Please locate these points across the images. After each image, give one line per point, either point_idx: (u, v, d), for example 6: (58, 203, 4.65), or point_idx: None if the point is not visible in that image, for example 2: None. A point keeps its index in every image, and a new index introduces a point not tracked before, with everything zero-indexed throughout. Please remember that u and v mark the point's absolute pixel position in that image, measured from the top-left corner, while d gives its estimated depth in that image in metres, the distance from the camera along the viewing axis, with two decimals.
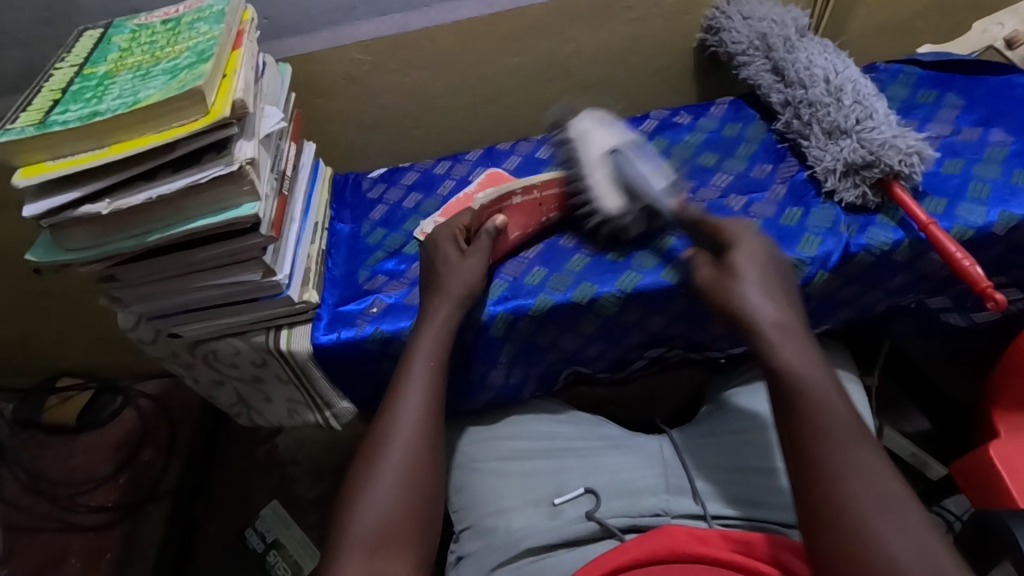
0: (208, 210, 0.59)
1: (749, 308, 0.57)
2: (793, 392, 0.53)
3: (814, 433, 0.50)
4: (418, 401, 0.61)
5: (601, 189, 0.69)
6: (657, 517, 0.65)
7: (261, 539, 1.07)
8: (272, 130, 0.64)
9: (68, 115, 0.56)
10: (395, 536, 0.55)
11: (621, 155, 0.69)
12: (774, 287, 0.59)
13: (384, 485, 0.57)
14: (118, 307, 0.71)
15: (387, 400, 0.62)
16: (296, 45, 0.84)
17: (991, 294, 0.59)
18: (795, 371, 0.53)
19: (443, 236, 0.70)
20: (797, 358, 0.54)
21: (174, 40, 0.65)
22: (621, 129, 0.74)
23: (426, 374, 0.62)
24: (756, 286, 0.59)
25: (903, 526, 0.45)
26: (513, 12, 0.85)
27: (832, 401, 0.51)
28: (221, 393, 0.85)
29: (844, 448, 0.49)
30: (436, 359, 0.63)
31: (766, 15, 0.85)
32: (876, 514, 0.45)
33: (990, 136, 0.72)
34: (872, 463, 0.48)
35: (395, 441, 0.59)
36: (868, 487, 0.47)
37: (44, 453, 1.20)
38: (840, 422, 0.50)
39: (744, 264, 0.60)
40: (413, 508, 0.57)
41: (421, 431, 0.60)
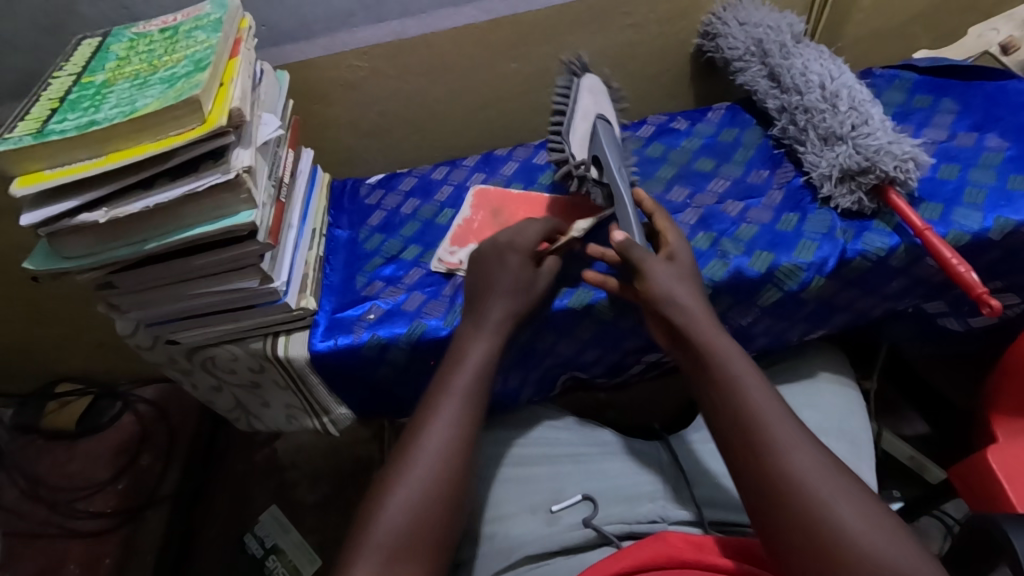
0: (206, 218, 0.60)
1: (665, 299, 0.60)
2: (716, 375, 0.56)
3: (762, 445, 0.52)
4: (460, 404, 0.60)
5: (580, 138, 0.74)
6: (653, 523, 0.65)
7: (260, 544, 1.07)
8: (269, 138, 0.64)
9: (67, 124, 0.57)
10: (417, 541, 0.53)
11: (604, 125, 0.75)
12: (685, 275, 0.62)
13: (411, 487, 0.55)
14: (116, 314, 0.71)
15: (426, 401, 0.61)
16: (294, 52, 0.84)
17: (986, 301, 0.59)
18: (738, 383, 0.55)
19: (517, 247, 0.67)
20: (742, 370, 0.56)
21: (172, 49, 0.65)
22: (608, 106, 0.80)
23: (471, 376, 0.61)
24: (671, 273, 0.62)
25: (864, 515, 0.48)
26: (510, 18, 0.85)
27: (774, 408, 0.53)
28: (219, 399, 0.85)
29: (795, 453, 0.51)
30: (484, 363, 0.62)
31: (763, 21, 0.86)
32: (839, 509, 0.48)
33: (986, 141, 0.72)
34: (792, 432, 0.52)
35: (431, 441, 0.58)
36: (826, 484, 0.49)
37: (43, 459, 1.20)
38: (782, 428, 0.52)
39: (680, 278, 0.62)
40: (439, 513, 0.55)
41: (460, 435, 0.58)
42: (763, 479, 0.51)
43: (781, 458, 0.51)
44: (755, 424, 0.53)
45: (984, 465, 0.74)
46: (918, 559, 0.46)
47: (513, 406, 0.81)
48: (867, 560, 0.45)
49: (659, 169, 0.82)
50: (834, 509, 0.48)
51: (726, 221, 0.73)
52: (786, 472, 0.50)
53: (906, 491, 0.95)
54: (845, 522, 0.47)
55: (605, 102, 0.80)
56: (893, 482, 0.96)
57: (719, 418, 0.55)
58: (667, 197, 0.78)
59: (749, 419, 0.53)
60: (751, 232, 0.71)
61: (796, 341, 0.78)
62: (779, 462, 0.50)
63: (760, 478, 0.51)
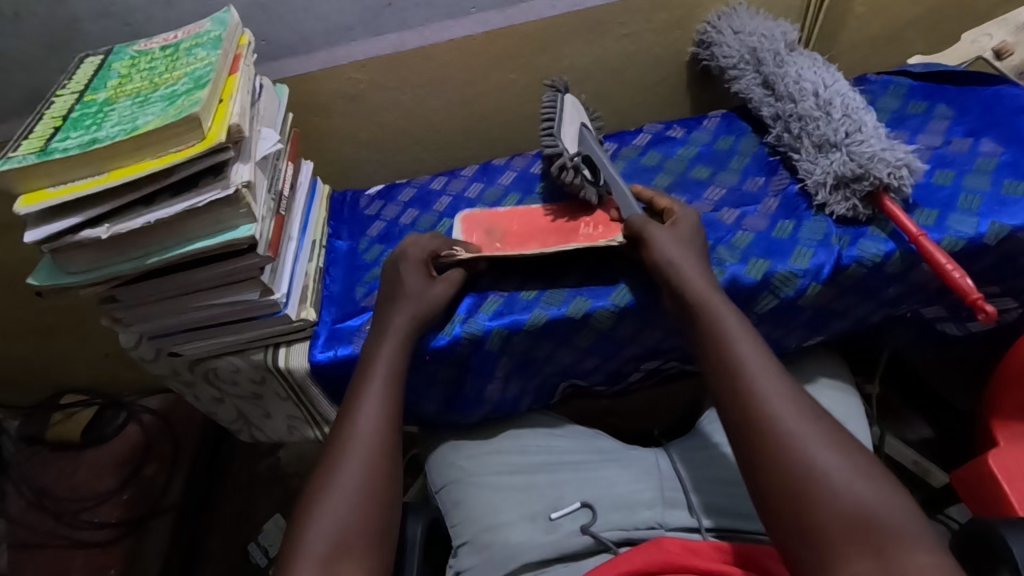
0: (207, 232, 0.60)
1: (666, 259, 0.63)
2: (711, 330, 0.57)
3: (749, 393, 0.52)
4: (377, 403, 0.61)
5: (568, 136, 0.77)
6: (650, 530, 0.66)
7: (264, 554, 1.08)
8: (269, 152, 0.65)
9: (69, 142, 0.58)
10: (354, 541, 0.53)
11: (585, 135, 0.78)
12: (689, 241, 0.65)
13: (342, 487, 0.56)
14: (119, 327, 0.72)
15: (342, 412, 0.62)
16: (293, 66, 0.85)
17: (981, 306, 0.59)
18: (730, 336, 0.56)
19: (410, 258, 0.69)
20: (729, 322, 0.57)
21: (172, 66, 0.66)
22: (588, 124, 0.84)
23: (385, 376, 0.62)
24: (674, 238, 0.65)
25: (844, 459, 0.48)
26: (506, 30, 0.86)
27: (762, 361, 0.54)
28: (222, 410, 0.86)
29: (781, 400, 0.52)
30: (391, 364, 0.63)
31: (757, 29, 0.86)
32: (820, 453, 0.48)
33: (980, 146, 0.72)
34: (782, 383, 0.53)
35: (351, 446, 0.58)
36: (809, 429, 0.50)
37: (49, 470, 1.20)
38: (770, 378, 0.53)
39: (681, 243, 0.64)
40: (375, 512, 0.56)
41: (382, 438, 0.59)
42: (749, 426, 0.51)
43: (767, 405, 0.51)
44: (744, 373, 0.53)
45: (984, 469, 0.74)
46: (896, 502, 0.46)
47: (513, 415, 0.82)
48: (843, 499, 0.46)
49: (656, 178, 0.82)
50: (814, 452, 0.48)
51: (722, 229, 0.73)
52: (770, 416, 0.51)
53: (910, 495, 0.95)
54: (824, 464, 0.48)
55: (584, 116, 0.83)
56: None
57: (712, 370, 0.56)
58: None
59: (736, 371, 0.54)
60: (747, 239, 0.71)
61: (794, 347, 0.78)
62: (766, 408, 0.51)
63: (747, 423, 0.51)
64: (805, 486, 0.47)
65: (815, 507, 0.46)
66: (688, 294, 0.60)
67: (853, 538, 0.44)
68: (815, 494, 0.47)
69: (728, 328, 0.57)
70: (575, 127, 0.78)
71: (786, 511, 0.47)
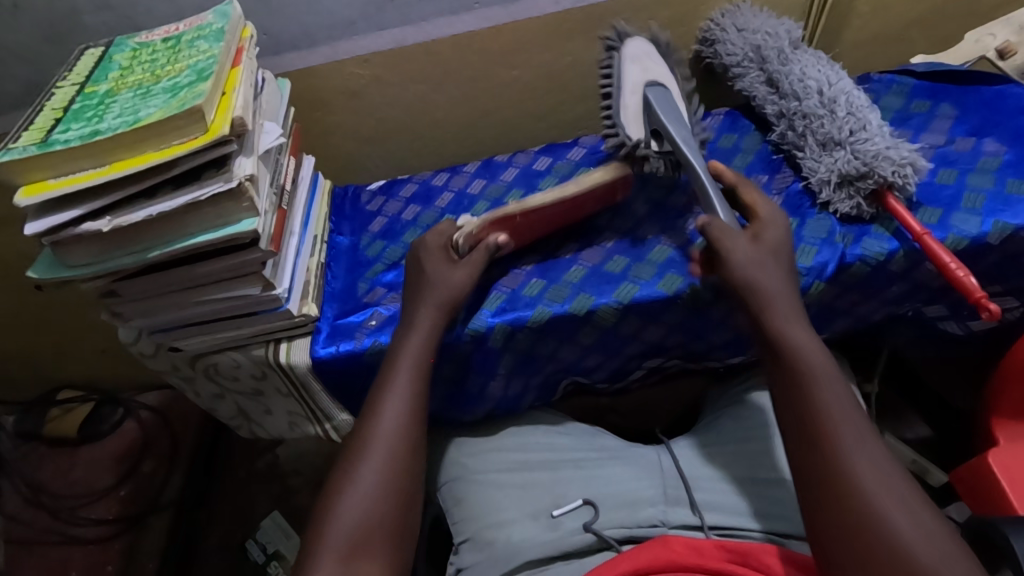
0: (209, 226, 0.60)
1: (744, 283, 0.59)
2: (791, 366, 0.55)
3: (813, 400, 0.53)
4: (403, 401, 0.62)
5: (629, 115, 0.75)
6: (653, 527, 0.66)
7: (263, 550, 1.05)
8: (271, 146, 0.65)
9: (71, 134, 0.57)
10: (372, 538, 0.55)
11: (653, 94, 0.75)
12: (775, 261, 0.60)
13: (361, 488, 0.57)
14: (119, 322, 0.71)
15: (368, 406, 0.62)
16: (295, 60, 0.85)
17: (985, 305, 0.60)
18: (798, 342, 0.56)
19: (428, 245, 0.69)
20: (800, 329, 0.57)
21: (174, 58, 0.66)
22: (665, 70, 0.79)
23: (410, 371, 0.63)
24: (759, 256, 0.60)
25: (898, 485, 0.49)
26: (510, 26, 0.86)
27: (829, 372, 0.54)
28: (222, 406, 0.85)
29: (846, 414, 0.52)
30: (419, 360, 0.63)
31: (761, 27, 0.86)
32: (877, 475, 0.49)
33: (983, 146, 0.72)
34: (867, 439, 0.51)
35: (376, 444, 0.59)
36: (868, 450, 0.50)
37: (46, 466, 1.20)
38: (852, 430, 0.51)
39: (764, 262, 0.60)
40: (392, 510, 0.57)
41: (402, 437, 0.60)
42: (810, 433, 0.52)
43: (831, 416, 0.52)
44: (810, 382, 0.54)
45: (984, 468, 0.74)
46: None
47: (515, 412, 0.81)
48: (889, 523, 0.47)
49: None
50: (868, 473, 0.49)
51: None
52: (832, 427, 0.52)
53: None
54: (878, 486, 0.49)
55: (654, 63, 0.79)
56: None
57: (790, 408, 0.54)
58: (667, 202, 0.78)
59: (801, 375, 0.54)
60: None
61: None
62: (830, 419, 0.52)
63: (823, 473, 0.50)
64: (856, 502, 0.48)
65: (860, 523, 0.48)
66: (766, 320, 0.58)
67: (893, 563, 0.46)
68: (864, 513, 0.48)
69: (798, 335, 0.56)
70: (635, 93, 0.76)
71: (830, 519, 0.49)
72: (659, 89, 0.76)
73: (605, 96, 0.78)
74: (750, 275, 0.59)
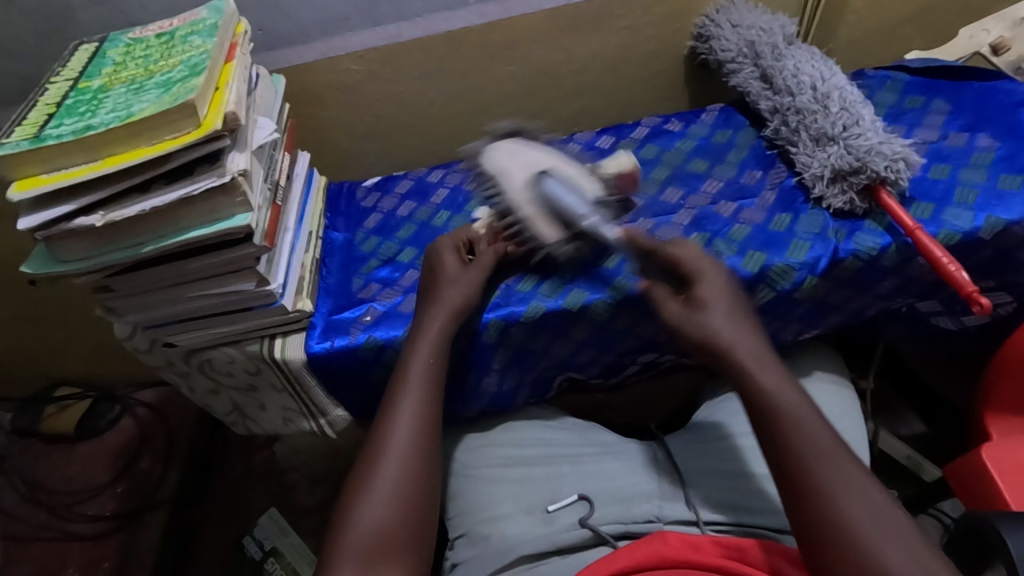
0: (202, 221, 0.60)
1: (706, 333, 0.57)
2: (762, 414, 0.53)
3: (754, 396, 0.54)
4: (416, 402, 0.62)
5: (535, 216, 0.69)
6: (649, 523, 0.66)
7: (259, 547, 1.06)
8: (265, 141, 0.65)
9: (63, 129, 0.57)
10: (392, 539, 0.55)
11: (548, 186, 0.68)
12: (730, 308, 0.59)
13: (381, 491, 0.57)
14: (113, 317, 0.71)
15: (383, 411, 0.63)
16: (290, 56, 0.85)
17: (976, 299, 0.60)
18: (729, 339, 0.57)
19: (444, 247, 0.71)
20: (732, 325, 0.58)
21: (167, 53, 0.66)
22: (532, 153, 0.74)
23: (422, 373, 0.63)
24: (711, 306, 0.58)
25: (840, 465, 0.49)
26: (504, 22, 0.86)
27: (767, 364, 0.55)
28: (217, 402, 0.86)
29: (788, 400, 0.53)
30: (431, 362, 0.64)
31: (755, 23, 0.86)
32: (818, 461, 0.50)
33: (976, 141, 0.73)
34: (852, 478, 0.49)
35: (393, 447, 0.60)
36: (810, 435, 0.51)
37: (43, 462, 1.20)
38: (833, 472, 0.49)
39: (719, 312, 0.58)
40: (411, 511, 0.57)
41: (418, 439, 0.61)
42: (760, 424, 0.53)
43: (771, 406, 0.53)
44: (748, 377, 0.55)
45: (977, 462, 0.75)
46: None
47: (510, 408, 0.82)
48: (835, 511, 0.47)
49: (654, 171, 0.82)
50: (814, 459, 0.50)
51: (719, 222, 0.73)
52: (775, 415, 0.52)
53: (904, 490, 0.96)
54: (822, 471, 0.49)
55: (535, 151, 0.74)
56: (890, 480, 0.96)
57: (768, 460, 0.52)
58: (661, 198, 0.78)
59: (736, 371, 0.56)
60: (745, 232, 0.71)
61: (791, 341, 0.78)
62: (768, 410, 0.53)
63: (809, 523, 0.48)
64: (805, 490, 0.49)
65: (810, 511, 0.48)
66: (733, 368, 0.56)
67: None
68: (814, 501, 0.48)
69: (727, 332, 0.57)
70: (530, 199, 0.69)
71: (789, 507, 0.50)
72: (552, 176, 0.70)
73: (496, 203, 0.72)
74: (664, 296, 0.62)
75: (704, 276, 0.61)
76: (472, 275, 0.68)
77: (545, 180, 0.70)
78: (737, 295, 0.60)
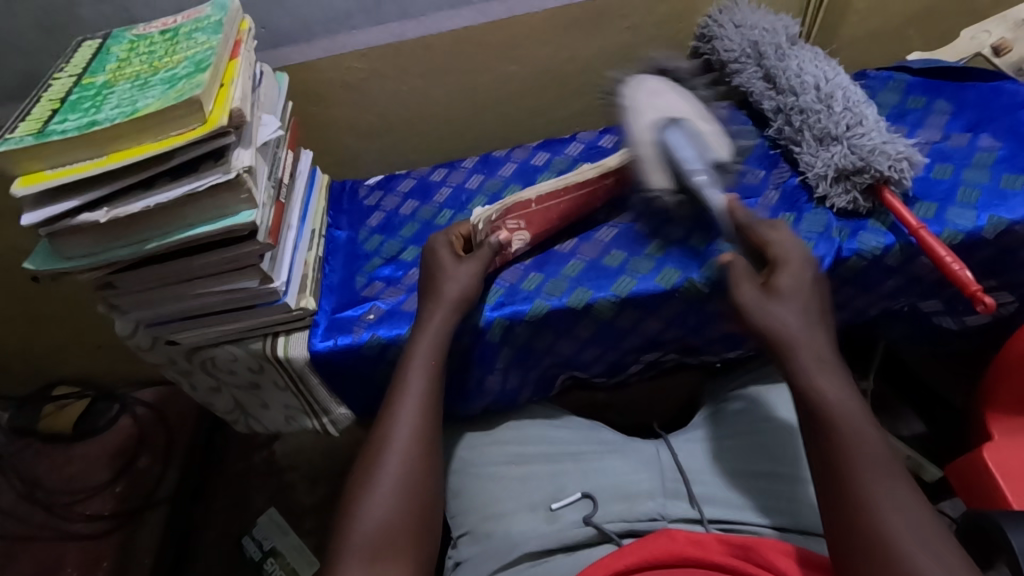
0: (207, 218, 0.60)
1: (789, 333, 0.57)
2: (827, 413, 0.53)
3: (805, 397, 0.55)
4: (417, 399, 0.62)
5: (650, 165, 0.69)
6: (654, 521, 0.66)
7: (258, 546, 1.06)
8: (269, 138, 0.65)
9: (68, 124, 0.57)
10: (395, 537, 0.55)
11: (669, 137, 0.68)
12: (810, 310, 0.58)
13: (384, 491, 0.57)
14: (116, 314, 0.71)
15: (384, 412, 0.62)
16: (294, 54, 0.85)
17: (981, 298, 0.60)
18: (797, 338, 0.56)
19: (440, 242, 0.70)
20: (800, 322, 0.57)
21: (172, 50, 0.65)
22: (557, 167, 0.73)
23: (423, 372, 0.63)
24: (796, 307, 0.58)
25: (888, 481, 0.50)
26: (508, 21, 0.86)
27: (831, 369, 0.55)
28: (218, 400, 0.85)
29: (850, 406, 0.53)
30: (432, 360, 0.63)
31: (758, 23, 0.86)
32: (868, 473, 0.50)
33: (979, 141, 0.73)
34: (903, 496, 0.49)
35: (393, 447, 0.59)
36: (865, 448, 0.51)
37: (41, 462, 1.19)
38: (886, 487, 0.49)
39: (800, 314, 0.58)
40: (414, 508, 0.57)
41: (420, 438, 0.60)
42: (814, 430, 0.54)
43: (831, 409, 0.53)
44: (805, 378, 0.55)
45: (978, 461, 0.75)
46: None
47: (512, 407, 0.82)
48: (876, 521, 0.48)
49: None
50: (861, 468, 0.50)
51: None
52: (828, 422, 0.53)
53: None
54: (871, 484, 0.50)
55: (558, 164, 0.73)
56: None
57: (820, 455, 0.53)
58: None
59: (798, 368, 0.56)
60: None
61: None
62: (828, 413, 0.53)
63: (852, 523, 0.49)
64: (850, 497, 0.50)
65: (851, 515, 0.49)
66: (800, 366, 0.56)
67: None
68: (858, 508, 0.49)
69: (797, 329, 0.57)
70: (654, 134, 0.69)
71: (827, 508, 0.51)
72: (682, 125, 0.69)
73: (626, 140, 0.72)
74: (740, 275, 0.61)
75: (785, 265, 0.60)
76: (468, 269, 0.67)
77: (675, 127, 0.69)
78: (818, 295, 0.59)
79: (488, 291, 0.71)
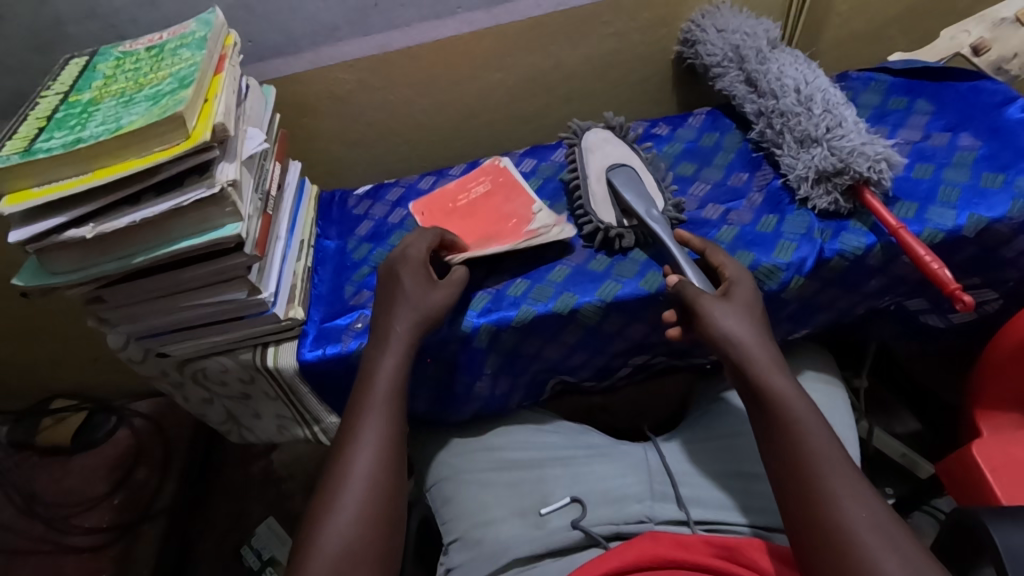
0: (192, 231, 0.61)
1: (733, 338, 0.58)
2: (779, 413, 0.55)
3: (762, 393, 0.56)
4: (382, 404, 0.62)
5: (598, 202, 0.76)
6: (640, 524, 0.67)
7: (257, 557, 1.05)
8: (254, 152, 0.66)
9: (53, 142, 0.58)
10: (358, 556, 0.55)
11: (616, 178, 0.75)
12: (755, 316, 0.60)
13: (345, 509, 0.57)
14: (106, 328, 0.71)
15: (346, 428, 0.62)
16: (281, 67, 0.85)
17: (959, 297, 0.61)
18: (746, 344, 0.58)
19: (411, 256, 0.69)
20: (746, 326, 0.59)
21: (157, 66, 0.66)
22: (622, 150, 0.80)
23: (387, 388, 0.63)
24: (741, 313, 0.60)
25: (847, 477, 0.51)
26: (492, 30, 0.87)
27: (781, 369, 0.57)
28: (211, 411, 0.86)
29: (799, 406, 0.55)
30: (396, 378, 0.64)
31: (740, 27, 0.87)
32: (827, 465, 0.51)
33: (959, 140, 0.74)
34: (857, 487, 0.50)
35: (361, 455, 0.60)
36: (821, 443, 0.53)
37: (38, 475, 1.20)
38: (844, 477, 0.51)
39: (742, 315, 0.60)
40: (377, 514, 0.58)
41: (383, 450, 0.61)
42: (767, 425, 0.55)
43: (786, 408, 0.55)
44: (758, 378, 0.57)
45: (969, 459, 0.74)
46: None
47: (502, 412, 0.82)
48: (833, 516, 0.49)
49: None
50: (822, 465, 0.51)
51: (708, 226, 0.74)
52: (788, 419, 0.54)
53: (898, 488, 0.96)
54: (828, 475, 0.51)
55: (621, 148, 0.80)
56: (883, 477, 0.97)
57: (774, 450, 0.54)
58: None
59: (752, 370, 0.57)
60: (732, 234, 0.72)
61: (782, 340, 0.79)
62: (784, 411, 0.54)
63: (808, 514, 0.50)
64: (808, 493, 0.51)
65: (807, 508, 0.50)
66: (749, 368, 0.57)
67: None
68: (816, 504, 0.50)
69: (745, 333, 0.59)
70: (601, 179, 0.77)
71: (782, 501, 0.53)
72: (626, 169, 0.76)
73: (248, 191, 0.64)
74: (702, 292, 0.61)
75: (736, 280, 0.63)
76: (435, 300, 0.66)
77: (618, 170, 0.76)
78: (761, 304, 0.62)
79: (473, 298, 0.71)
